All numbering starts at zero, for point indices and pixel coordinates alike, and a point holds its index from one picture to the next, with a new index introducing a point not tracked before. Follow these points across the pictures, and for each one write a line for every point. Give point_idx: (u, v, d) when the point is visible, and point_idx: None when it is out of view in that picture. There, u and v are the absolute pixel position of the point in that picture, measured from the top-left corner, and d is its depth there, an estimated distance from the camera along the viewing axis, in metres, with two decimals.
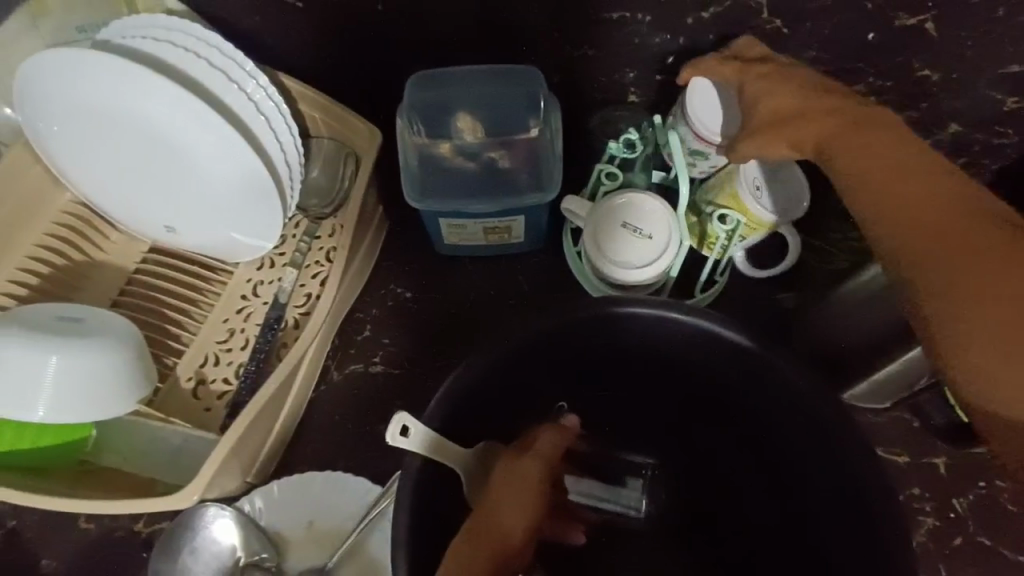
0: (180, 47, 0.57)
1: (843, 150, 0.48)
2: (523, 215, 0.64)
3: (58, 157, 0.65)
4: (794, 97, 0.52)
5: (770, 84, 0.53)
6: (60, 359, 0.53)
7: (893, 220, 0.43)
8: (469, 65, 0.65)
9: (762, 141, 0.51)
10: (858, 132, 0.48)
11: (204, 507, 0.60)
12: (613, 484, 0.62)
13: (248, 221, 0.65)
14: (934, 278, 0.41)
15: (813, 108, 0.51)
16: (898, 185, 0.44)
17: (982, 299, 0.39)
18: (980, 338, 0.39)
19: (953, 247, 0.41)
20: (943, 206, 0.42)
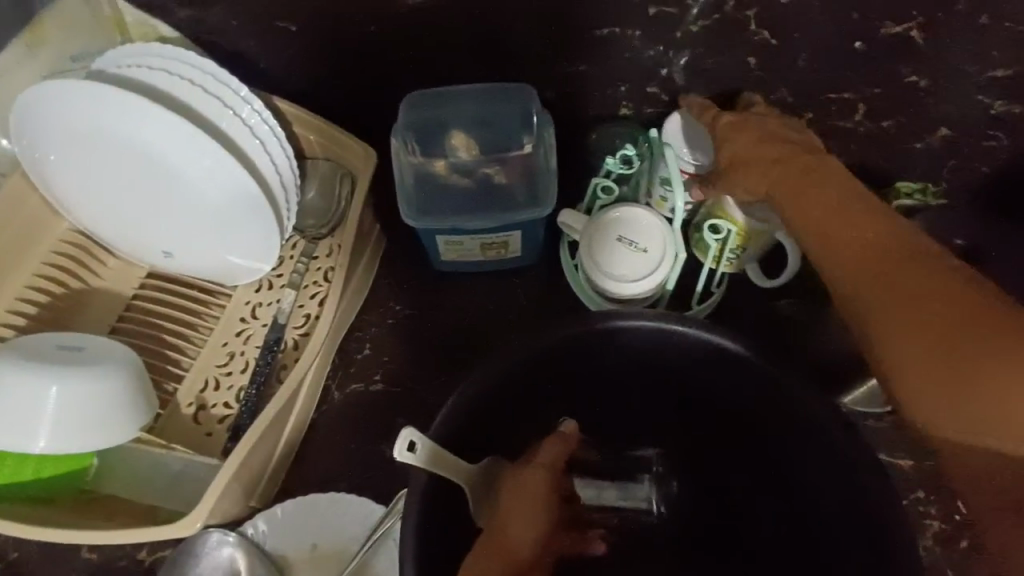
0: (175, 75, 0.58)
1: (788, 198, 0.52)
2: (519, 230, 0.64)
3: (57, 187, 0.65)
4: (751, 141, 0.57)
5: (735, 130, 0.58)
6: (59, 389, 0.53)
7: (838, 267, 0.47)
8: (461, 83, 0.66)
9: (722, 184, 0.57)
10: (800, 181, 0.52)
11: (207, 533, 0.59)
12: (623, 483, 0.62)
13: (246, 244, 0.65)
14: (872, 320, 0.44)
15: (772, 158, 0.55)
16: (846, 235, 0.48)
17: (901, 337, 0.41)
18: (904, 363, 0.41)
19: (878, 282, 0.44)
20: (871, 251, 0.46)
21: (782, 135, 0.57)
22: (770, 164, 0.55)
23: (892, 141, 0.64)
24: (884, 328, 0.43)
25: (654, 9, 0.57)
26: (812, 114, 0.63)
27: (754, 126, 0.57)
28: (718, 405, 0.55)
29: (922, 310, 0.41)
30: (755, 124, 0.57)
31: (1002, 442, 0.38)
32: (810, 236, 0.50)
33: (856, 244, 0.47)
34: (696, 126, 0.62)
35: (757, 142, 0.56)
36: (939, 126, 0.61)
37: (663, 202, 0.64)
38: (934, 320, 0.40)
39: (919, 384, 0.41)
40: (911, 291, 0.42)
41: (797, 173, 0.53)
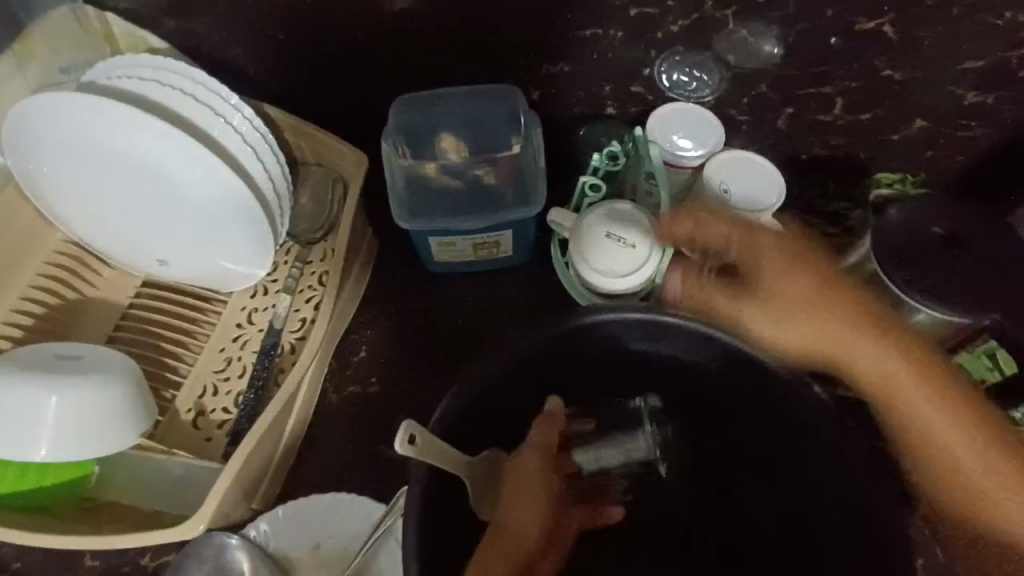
0: (166, 86, 0.59)
1: (766, 308, 0.54)
2: (510, 230, 0.65)
3: (50, 199, 0.66)
4: (813, 277, 0.54)
5: (778, 254, 0.56)
6: (59, 398, 0.54)
7: (931, 438, 0.51)
8: (446, 86, 0.67)
9: (768, 302, 0.54)
10: (803, 310, 0.53)
11: (210, 536, 0.60)
12: (617, 437, 0.59)
13: (241, 250, 0.66)
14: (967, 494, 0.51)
15: (806, 303, 0.53)
16: (936, 415, 0.51)
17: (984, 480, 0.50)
18: (990, 486, 0.50)
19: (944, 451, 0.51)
20: (931, 434, 0.51)
21: (754, 227, 0.58)
22: (819, 322, 0.53)
23: (873, 133, 0.65)
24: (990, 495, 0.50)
25: (636, 10, 0.59)
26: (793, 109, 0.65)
27: (818, 289, 0.54)
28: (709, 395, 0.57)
29: (991, 465, 0.50)
30: (836, 294, 0.53)
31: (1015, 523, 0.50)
32: (899, 402, 0.52)
33: (924, 395, 0.51)
34: (683, 112, 0.63)
35: (804, 294, 0.54)
36: (915, 117, 0.63)
37: (648, 197, 0.64)
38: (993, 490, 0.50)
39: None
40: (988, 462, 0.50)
41: (862, 326, 0.52)
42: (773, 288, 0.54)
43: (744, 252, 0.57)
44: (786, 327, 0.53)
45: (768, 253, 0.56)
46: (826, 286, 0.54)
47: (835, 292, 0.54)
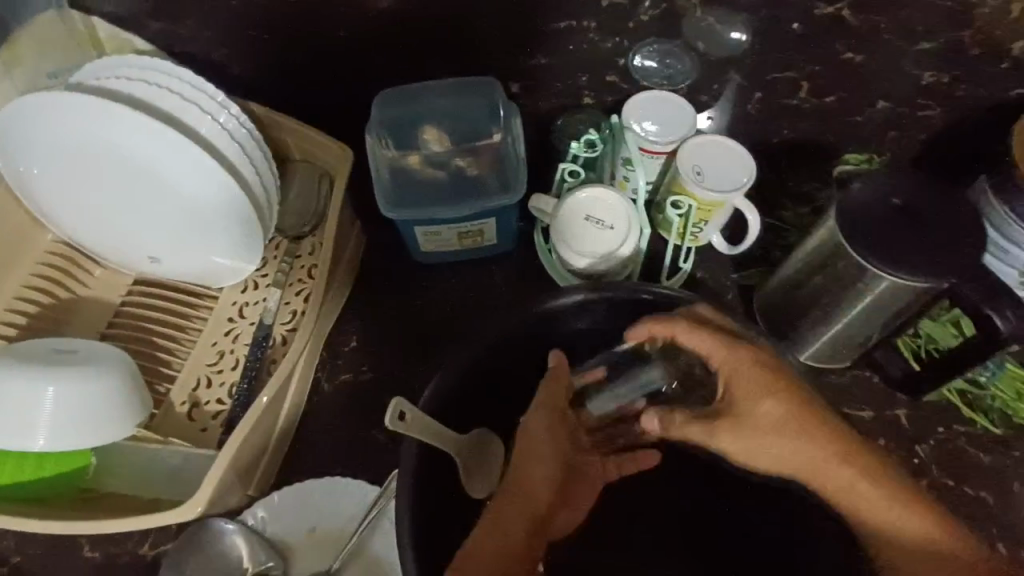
0: (154, 85, 0.60)
1: (777, 447, 0.48)
2: (494, 218, 0.68)
3: (41, 199, 0.67)
4: (792, 408, 0.47)
5: (773, 397, 0.47)
6: (56, 389, 0.55)
7: (898, 552, 0.47)
8: (426, 82, 0.70)
9: (743, 442, 0.48)
10: (801, 437, 0.47)
11: (210, 522, 0.62)
12: (631, 372, 0.56)
13: (231, 245, 0.67)
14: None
15: (786, 427, 0.47)
16: (895, 523, 0.47)
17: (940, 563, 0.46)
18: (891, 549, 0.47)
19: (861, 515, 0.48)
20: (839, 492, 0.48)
21: (777, 382, 0.48)
22: (790, 451, 0.47)
23: (838, 116, 0.67)
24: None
25: (607, 1, 0.68)
26: (761, 94, 0.68)
27: (751, 375, 0.48)
28: None
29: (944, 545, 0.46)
30: (767, 382, 0.48)
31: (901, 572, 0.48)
32: (859, 505, 0.47)
33: (884, 509, 0.47)
34: (657, 100, 0.65)
35: (791, 422, 0.47)
36: (877, 98, 0.66)
37: (626, 182, 0.67)
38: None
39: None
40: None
41: (831, 442, 0.47)
42: (730, 379, 0.48)
43: (720, 375, 0.49)
44: (744, 448, 0.48)
45: (742, 365, 0.48)
46: (781, 385, 0.48)
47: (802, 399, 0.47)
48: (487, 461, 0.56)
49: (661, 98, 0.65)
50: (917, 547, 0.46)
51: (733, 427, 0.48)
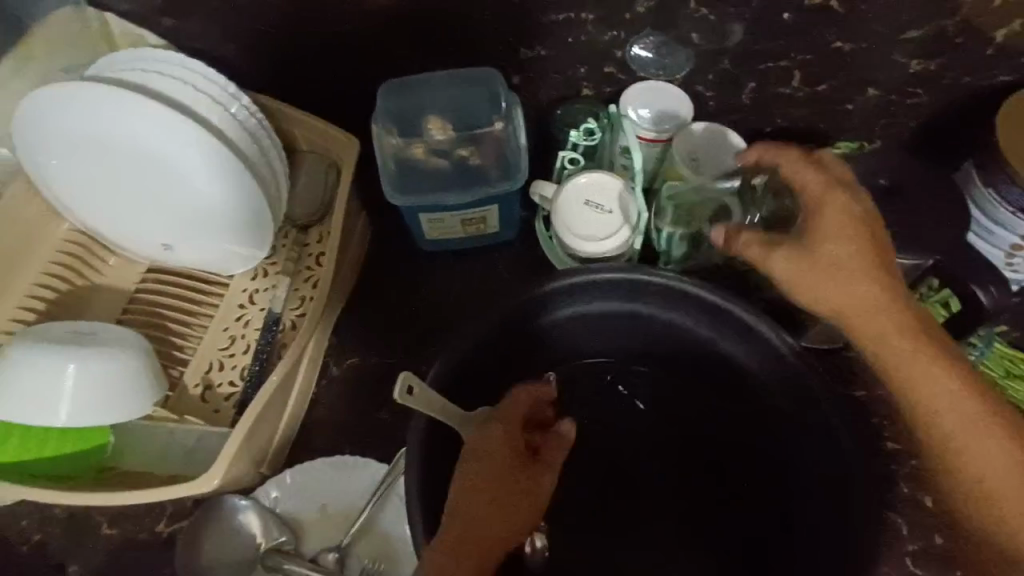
0: (169, 76, 0.63)
1: (839, 289, 0.48)
2: (497, 204, 0.70)
3: (57, 189, 0.69)
4: (864, 247, 0.48)
5: (852, 233, 0.48)
6: (76, 367, 0.57)
7: (947, 426, 0.46)
8: (428, 73, 0.71)
9: (804, 273, 0.49)
10: (873, 278, 0.48)
11: (224, 499, 0.63)
12: (640, 321, 0.61)
13: (242, 232, 0.70)
14: (995, 488, 0.46)
15: (857, 268, 0.48)
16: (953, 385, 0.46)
17: (984, 452, 0.46)
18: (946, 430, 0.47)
19: (918, 386, 0.47)
20: (906, 356, 0.47)
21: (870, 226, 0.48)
22: (864, 293, 0.48)
23: (827, 103, 0.69)
24: (1000, 482, 0.46)
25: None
26: (754, 84, 0.70)
27: (867, 222, 0.49)
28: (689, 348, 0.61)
29: (992, 436, 0.46)
30: (861, 229, 0.48)
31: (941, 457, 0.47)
32: (918, 365, 0.47)
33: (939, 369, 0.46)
34: (651, 89, 0.68)
35: (869, 266, 0.48)
36: (867, 86, 0.68)
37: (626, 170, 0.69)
38: (1010, 495, 0.46)
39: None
40: (1007, 475, 0.46)
41: (894, 291, 0.48)
42: (846, 221, 0.48)
43: (810, 208, 0.50)
44: (818, 284, 0.48)
45: (836, 204, 0.49)
46: (866, 230, 0.48)
47: (881, 251, 0.49)
48: None
49: (657, 87, 0.68)
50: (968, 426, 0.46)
51: (806, 261, 0.49)
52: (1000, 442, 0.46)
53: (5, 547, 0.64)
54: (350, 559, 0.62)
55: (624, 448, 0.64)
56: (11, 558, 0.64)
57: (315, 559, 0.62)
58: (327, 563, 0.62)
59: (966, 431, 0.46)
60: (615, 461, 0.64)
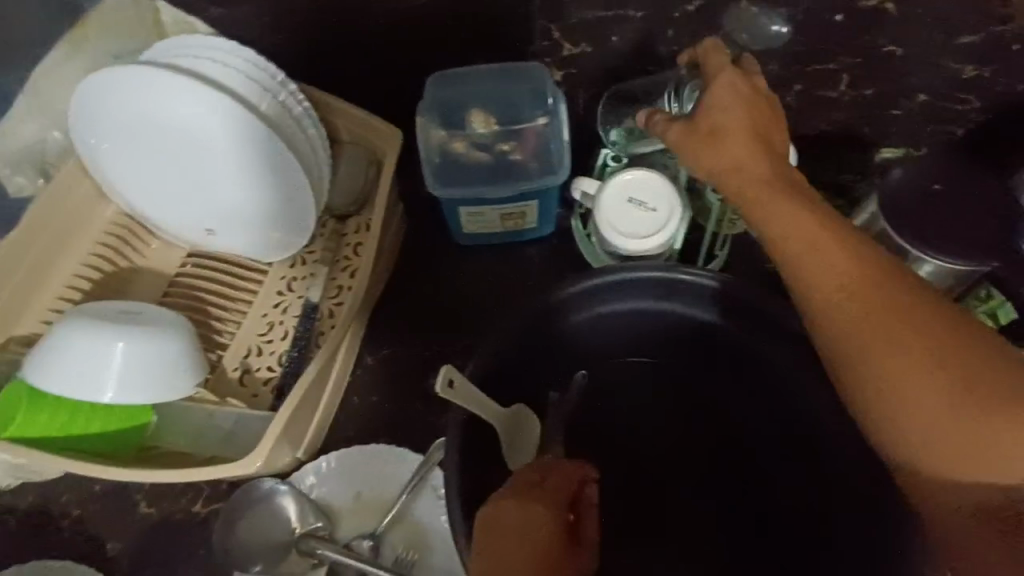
0: (220, 63, 0.64)
1: (721, 147, 0.51)
2: (537, 199, 0.70)
3: (107, 171, 0.70)
4: (743, 116, 0.52)
5: (733, 103, 0.52)
6: (126, 344, 0.58)
7: (815, 281, 0.44)
8: (474, 66, 0.72)
9: (685, 134, 0.53)
10: (749, 140, 0.51)
11: (261, 482, 0.64)
12: (673, 320, 0.61)
13: (283, 218, 0.70)
14: (846, 329, 0.42)
15: (738, 130, 0.51)
16: (811, 225, 0.45)
17: (865, 322, 0.42)
18: (829, 298, 0.43)
19: (798, 245, 0.45)
20: (789, 217, 0.46)
21: (758, 103, 0.52)
22: (737, 150, 0.50)
23: (874, 107, 0.69)
24: (857, 336, 0.42)
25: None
26: (801, 86, 0.69)
27: (754, 101, 0.53)
28: (729, 349, 0.61)
29: (870, 302, 0.42)
30: (745, 104, 0.52)
31: (835, 333, 0.43)
32: (793, 221, 0.46)
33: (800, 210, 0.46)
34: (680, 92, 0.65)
35: (746, 130, 0.51)
36: (918, 92, 0.67)
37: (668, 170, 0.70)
38: (886, 360, 0.41)
39: (902, 383, 0.40)
40: (890, 347, 0.41)
41: (772, 157, 0.50)
42: (729, 96, 0.53)
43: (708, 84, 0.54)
44: (691, 144, 0.52)
45: (725, 81, 0.53)
46: (749, 105, 0.52)
47: (766, 127, 0.52)
48: (529, 432, 0.59)
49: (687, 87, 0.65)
50: (837, 283, 0.43)
51: (691, 128, 0.53)
52: (872, 305, 0.42)
53: (47, 522, 0.65)
54: (384, 547, 0.63)
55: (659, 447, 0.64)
56: (52, 533, 0.65)
57: (349, 545, 0.62)
58: (361, 550, 0.62)
59: (838, 291, 0.43)
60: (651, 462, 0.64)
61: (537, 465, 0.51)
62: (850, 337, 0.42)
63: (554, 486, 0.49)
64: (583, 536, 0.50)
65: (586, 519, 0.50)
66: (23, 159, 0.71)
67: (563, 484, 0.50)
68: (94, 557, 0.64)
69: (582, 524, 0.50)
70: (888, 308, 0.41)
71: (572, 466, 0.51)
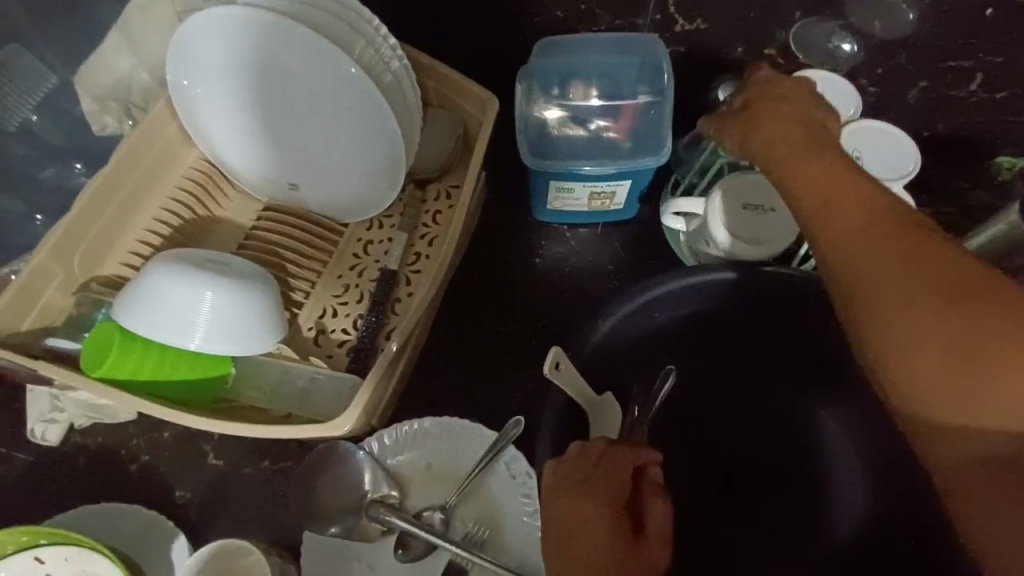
0: (319, 7, 0.61)
1: (758, 139, 0.52)
2: (633, 179, 0.66)
3: (196, 115, 0.69)
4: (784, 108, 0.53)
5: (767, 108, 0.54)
6: (214, 294, 0.57)
7: (852, 264, 0.42)
8: (580, 35, 0.70)
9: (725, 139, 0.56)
10: (790, 130, 0.51)
11: (336, 445, 0.63)
12: (769, 322, 0.59)
13: (372, 174, 0.69)
14: (882, 325, 0.40)
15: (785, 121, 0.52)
16: (840, 197, 0.45)
17: (902, 306, 0.39)
18: (867, 277, 0.41)
19: (832, 226, 0.44)
20: (844, 196, 0.45)
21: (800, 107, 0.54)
22: (779, 133, 0.51)
23: (1000, 114, 0.69)
24: (889, 323, 0.39)
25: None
26: (928, 82, 0.70)
27: (785, 99, 0.55)
28: (829, 351, 0.59)
29: (911, 291, 0.39)
30: (774, 101, 0.54)
31: (866, 314, 0.41)
32: (833, 203, 0.45)
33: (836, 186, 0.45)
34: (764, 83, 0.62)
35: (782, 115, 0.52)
36: None
37: None
38: (914, 352, 0.38)
39: (939, 376, 0.38)
40: (916, 338, 0.38)
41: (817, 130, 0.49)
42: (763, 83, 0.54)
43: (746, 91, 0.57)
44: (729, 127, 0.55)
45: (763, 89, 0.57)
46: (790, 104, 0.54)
47: (804, 114, 0.53)
48: (612, 418, 0.55)
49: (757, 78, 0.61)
50: (869, 268, 0.41)
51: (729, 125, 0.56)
52: (912, 295, 0.39)
53: (116, 463, 0.65)
54: (454, 522, 0.62)
55: (741, 448, 0.62)
56: (120, 475, 0.65)
57: (420, 515, 0.61)
58: (432, 522, 0.61)
59: (876, 276, 0.41)
60: (732, 461, 0.62)
61: (583, 455, 0.49)
62: (884, 325, 0.40)
63: (602, 483, 0.48)
64: (649, 525, 0.48)
65: (651, 506, 0.48)
66: (109, 98, 0.69)
67: (609, 484, 0.48)
68: (161, 503, 0.64)
69: (645, 511, 0.48)
70: (909, 278, 0.39)
71: (622, 453, 0.49)
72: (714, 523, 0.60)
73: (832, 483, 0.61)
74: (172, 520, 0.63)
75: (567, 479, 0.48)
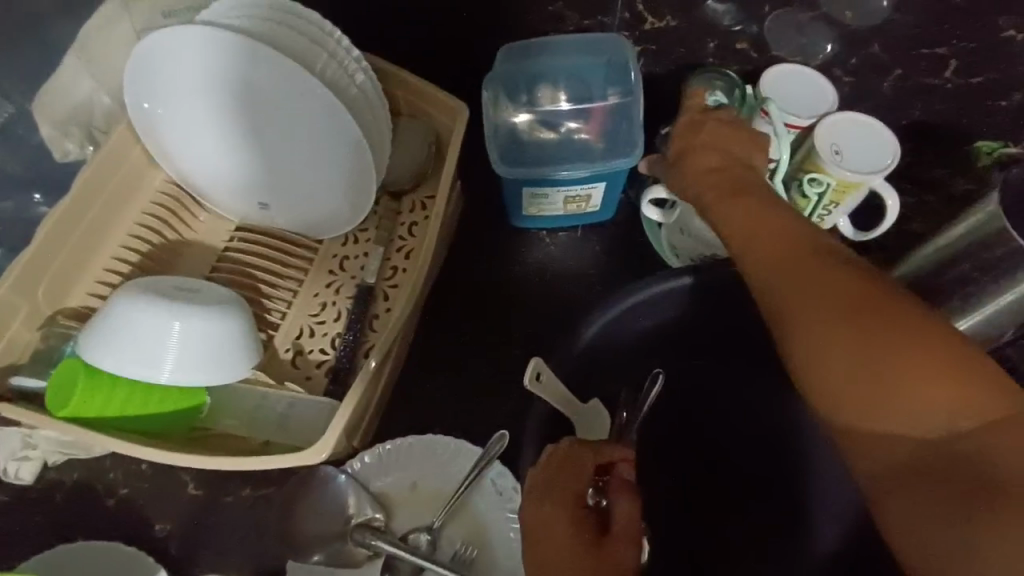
0: (282, 23, 0.60)
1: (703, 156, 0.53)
2: (607, 182, 0.65)
3: (160, 138, 0.67)
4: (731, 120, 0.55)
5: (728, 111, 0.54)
6: (182, 324, 0.56)
7: (769, 282, 0.44)
8: (547, 38, 0.69)
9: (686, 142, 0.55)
10: (726, 151, 0.53)
11: (318, 470, 0.62)
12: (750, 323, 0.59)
13: (342, 189, 0.67)
14: (799, 340, 0.41)
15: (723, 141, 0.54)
16: (758, 221, 0.47)
17: (814, 324, 0.41)
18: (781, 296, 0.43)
19: (752, 248, 0.46)
20: (760, 220, 0.47)
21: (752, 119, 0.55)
22: (715, 154, 0.53)
23: (978, 98, 0.69)
24: (803, 339, 0.41)
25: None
26: (903, 70, 0.70)
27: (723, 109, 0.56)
28: None
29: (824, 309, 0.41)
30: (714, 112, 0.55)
31: (783, 330, 0.42)
32: (750, 226, 0.47)
33: (756, 210, 0.48)
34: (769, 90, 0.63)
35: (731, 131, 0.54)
36: None
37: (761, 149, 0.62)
38: (829, 366, 0.40)
39: (853, 388, 0.39)
40: (827, 352, 0.40)
41: None
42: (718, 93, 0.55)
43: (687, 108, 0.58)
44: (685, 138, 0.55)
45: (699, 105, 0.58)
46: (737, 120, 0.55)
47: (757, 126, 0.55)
48: (599, 425, 0.54)
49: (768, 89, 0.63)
50: (784, 286, 0.43)
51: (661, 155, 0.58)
52: (823, 312, 0.40)
53: (94, 496, 0.64)
54: (441, 542, 0.60)
55: (729, 451, 0.61)
56: (98, 510, 0.63)
57: (406, 538, 0.60)
58: (418, 544, 0.60)
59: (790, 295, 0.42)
60: (719, 464, 0.61)
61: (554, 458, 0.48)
62: (800, 341, 0.41)
63: (569, 482, 0.47)
64: (614, 523, 0.47)
65: (618, 504, 0.47)
66: (72, 121, 0.68)
67: (575, 482, 0.47)
68: (141, 537, 0.62)
69: (612, 507, 0.47)
70: (819, 296, 0.41)
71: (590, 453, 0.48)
72: (704, 528, 0.59)
73: (824, 484, 0.60)
74: (152, 554, 0.62)
75: (538, 477, 0.47)
